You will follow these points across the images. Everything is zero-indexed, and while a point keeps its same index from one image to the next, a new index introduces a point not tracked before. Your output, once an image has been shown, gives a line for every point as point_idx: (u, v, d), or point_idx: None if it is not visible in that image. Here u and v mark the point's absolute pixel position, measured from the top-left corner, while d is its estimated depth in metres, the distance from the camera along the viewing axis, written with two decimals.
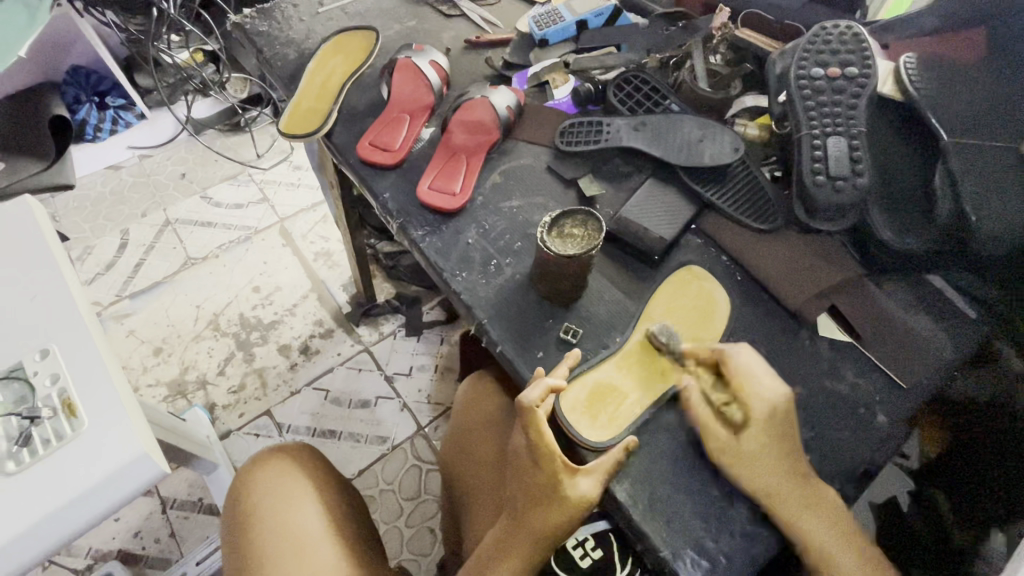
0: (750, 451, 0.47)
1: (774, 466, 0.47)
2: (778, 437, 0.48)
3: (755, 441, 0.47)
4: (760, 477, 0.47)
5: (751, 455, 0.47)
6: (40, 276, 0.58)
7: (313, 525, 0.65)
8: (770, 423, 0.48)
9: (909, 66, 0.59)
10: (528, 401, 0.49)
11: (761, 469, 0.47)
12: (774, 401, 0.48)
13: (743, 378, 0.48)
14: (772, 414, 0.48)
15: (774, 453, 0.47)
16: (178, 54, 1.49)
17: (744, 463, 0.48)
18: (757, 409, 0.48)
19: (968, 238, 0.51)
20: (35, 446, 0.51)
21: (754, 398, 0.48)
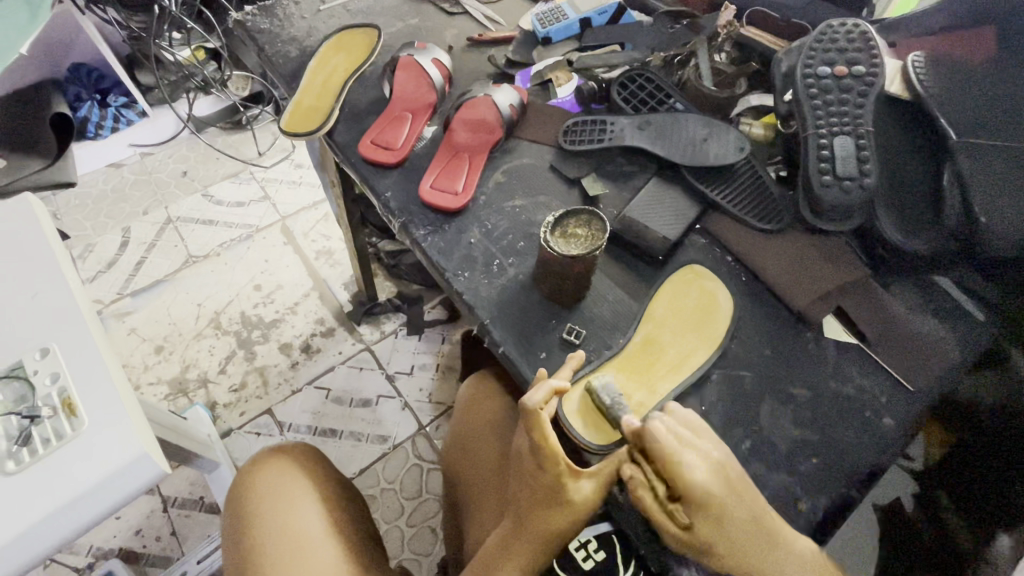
0: (705, 539, 0.42)
1: (735, 553, 0.42)
2: (728, 518, 0.42)
3: (705, 530, 0.42)
4: (733, 561, 0.42)
5: (707, 544, 0.42)
6: (41, 274, 0.58)
7: (314, 525, 0.65)
8: (710, 508, 0.41)
9: (918, 66, 0.58)
10: (533, 404, 0.48)
11: (722, 555, 0.42)
12: (703, 479, 0.41)
13: (668, 463, 0.42)
14: (708, 498, 0.41)
15: (729, 539, 0.42)
16: (179, 52, 1.46)
17: (707, 554, 0.42)
18: (693, 494, 0.41)
19: (975, 240, 0.50)
20: (35, 446, 0.50)
21: (684, 485, 0.41)
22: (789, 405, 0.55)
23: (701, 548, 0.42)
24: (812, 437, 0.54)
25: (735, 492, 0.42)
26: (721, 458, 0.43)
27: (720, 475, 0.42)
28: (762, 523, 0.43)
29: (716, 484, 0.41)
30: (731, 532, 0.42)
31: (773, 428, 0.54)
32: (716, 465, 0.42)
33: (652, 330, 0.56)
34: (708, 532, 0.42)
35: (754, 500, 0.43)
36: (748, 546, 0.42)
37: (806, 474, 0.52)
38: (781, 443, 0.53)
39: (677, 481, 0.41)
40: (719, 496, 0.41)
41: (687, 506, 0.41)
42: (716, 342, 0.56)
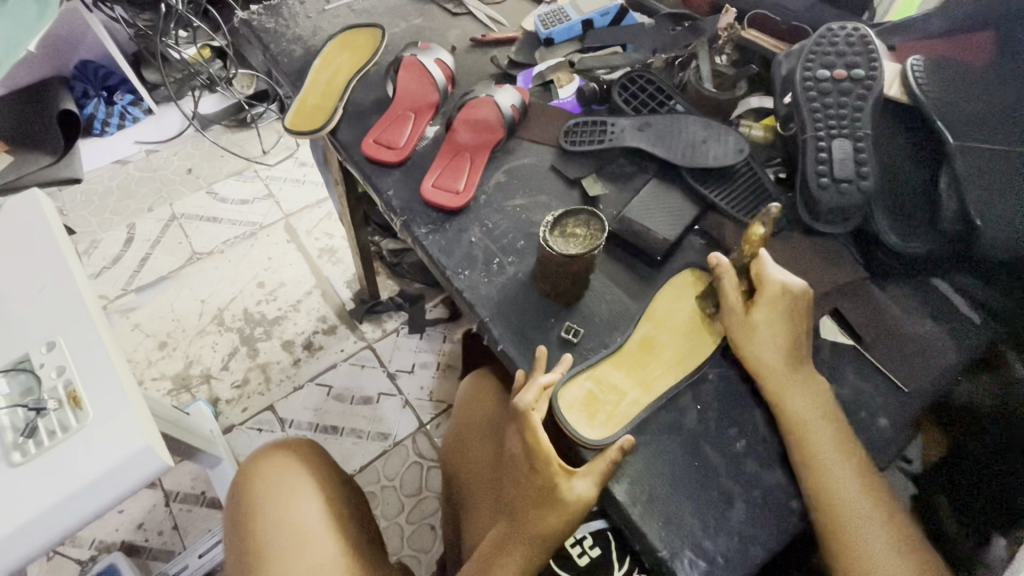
0: (757, 323, 0.53)
1: (772, 343, 0.53)
2: (785, 317, 0.53)
3: (764, 314, 0.53)
4: (764, 352, 0.53)
5: (756, 327, 0.53)
6: (50, 270, 0.60)
7: (314, 518, 0.66)
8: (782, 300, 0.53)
9: (916, 69, 0.58)
10: (524, 405, 0.50)
11: (767, 346, 0.53)
12: (787, 283, 0.54)
13: (761, 265, 0.55)
14: (783, 293, 0.54)
15: (781, 326, 0.53)
16: (186, 51, 1.49)
17: (755, 332, 0.53)
18: (771, 287, 0.54)
19: (973, 241, 0.50)
20: (41, 438, 0.52)
21: (769, 279, 0.54)
22: None
23: (754, 325, 0.53)
24: None
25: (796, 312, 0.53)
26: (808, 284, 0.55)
27: (806, 290, 0.54)
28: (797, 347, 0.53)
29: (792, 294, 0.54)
30: (785, 324, 0.53)
31: None
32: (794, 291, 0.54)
33: (655, 330, 0.56)
34: (764, 321, 0.53)
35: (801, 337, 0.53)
36: (786, 346, 0.53)
37: None
38: None
39: (763, 279, 0.54)
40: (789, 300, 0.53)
41: (763, 295, 0.54)
42: (717, 341, 0.56)
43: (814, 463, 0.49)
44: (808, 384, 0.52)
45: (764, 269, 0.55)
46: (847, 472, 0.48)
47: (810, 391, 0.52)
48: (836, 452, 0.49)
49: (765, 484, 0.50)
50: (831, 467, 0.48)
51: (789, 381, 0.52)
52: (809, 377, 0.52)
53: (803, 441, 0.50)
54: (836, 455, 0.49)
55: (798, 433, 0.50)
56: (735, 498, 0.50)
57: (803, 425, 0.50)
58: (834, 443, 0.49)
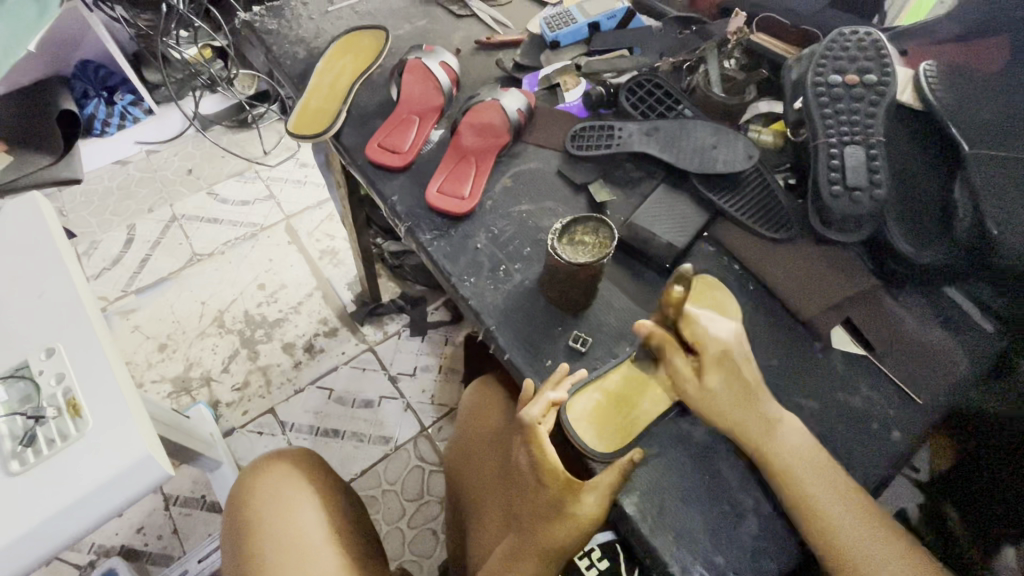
0: (712, 388, 0.49)
1: (731, 406, 0.49)
2: (736, 377, 0.50)
3: (717, 381, 0.50)
4: (728, 414, 0.49)
5: (713, 395, 0.49)
6: (49, 275, 0.59)
7: (314, 529, 0.65)
8: (725, 360, 0.50)
9: (929, 74, 0.58)
10: (530, 419, 0.49)
11: (733, 407, 0.49)
12: (723, 339, 0.51)
13: (694, 325, 0.51)
14: (726, 352, 0.50)
15: (737, 387, 0.50)
16: (186, 51, 1.46)
17: (714, 398, 0.49)
18: (712, 347, 0.50)
19: (988, 250, 0.48)
20: (40, 446, 0.51)
21: (706, 339, 0.51)
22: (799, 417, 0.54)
23: (713, 395, 0.49)
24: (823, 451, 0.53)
25: (744, 361, 0.51)
26: (739, 328, 0.53)
27: (740, 338, 0.52)
28: (755, 394, 0.50)
29: (736, 342, 0.51)
30: (739, 385, 0.50)
31: None
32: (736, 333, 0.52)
33: (626, 384, 0.53)
34: (718, 384, 0.50)
35: (753, 376, 0.51)
36: (744, 406, 0.49)
37: None
38: None
39: (702, 339, 0.50)
40: (738, 352, 0.51)
41: (704, 359, 0.50)
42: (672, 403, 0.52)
43: (812, 514, 0.45)
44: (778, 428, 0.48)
45: (700, 329, 0.51)
46: (846, 515, 0.44)
47: (790, 431, 0.49)
48: (829, 489, 0.46)
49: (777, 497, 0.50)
50: (829, 510, 0.45)
51: (763, 432, 0.48)
52: (778, 420, 0.49)
53: (789, 488, 0.46)
54: (828, 494, 0.45)
55: (783, 479, 0.47)
56: (746, 512, 0.49)
57: (786, 470, 0.47)
58: (822, 482, 0.46)
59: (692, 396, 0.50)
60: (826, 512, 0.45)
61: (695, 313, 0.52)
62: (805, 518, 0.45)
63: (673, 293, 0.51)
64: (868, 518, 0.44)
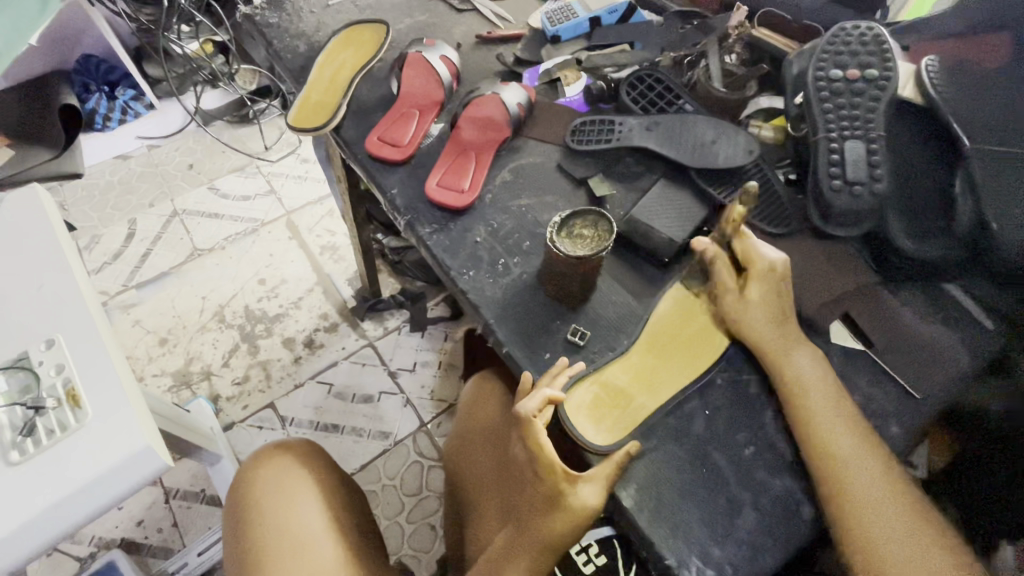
0: (751, 299, 0.55)
1: (762, 324, 0.54)
2: (776, 296, 0.55)
3: (756, 293, 0.55)
4: (757, 327, 0.54)
5: (751, 306, 0.54)
6: (48, 267, 0.59)
7: (314, 523, 0.65)
8: (771, 279, 0.55)
9: (931, 69, 0.57)
10: (527, 413, 0.49)
11: (764, 322, 0.54)
12: (773, 259, 0.56)
13: (747, 244, 0.57)
14: (772, 271, 0.55)
15: (774, 305, 0.54)
16: (188, 45, 1.48)
17: (755, 310, 0.54)
18: (761, 264, 0.55)
19: (987, 244, 0.48)
20: (39, 437, 0.51)
21: (757, 257, 0.56)
22: None
23: (750, 306, 0.54)
24: None
25: (786, 288, 0.55)
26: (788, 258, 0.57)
27: (788, 267, 0.55)
28: (787, 318, 0.54)
29: (782, 267, 0.55)
30: (778, 305, 0.54)
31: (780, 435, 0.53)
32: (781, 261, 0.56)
33: (669, 308, 0.56)
34: (759, 295, 0.55)
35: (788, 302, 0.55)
36: (777, 324, 0.54)
37: None
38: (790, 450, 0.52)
39: (751, 257, 0.56)
40: (782, 275, 0.55)
41: (751, 274, 0.55)
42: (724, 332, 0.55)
43: (811, 429, 0.49)
44: (805, 349, 0.53)
45: (751, 248, 0.56)
46: (849, 446, 0.48)
47: (810, 359, 0.53)
48: (829, 407, 0.50)
49: (774, 491, 0.50)
50: (827, 426, 0.49)
51: (783, 348, 0.53)
52: (798, 344, 0.54)
53: (797, 402, 0.51)
54: (828, 409, 0.50)
55: (793, 393, 0.51)
56: (743, 506, 0.49)
57: (801, 385, 0.51)
58: (825, 400, 0.51)
59: (731, 306, 0.55)
60: (822, 425, 0.49)
61: (749, 235, 0.57)
62: (817, 450, 0.48)
63: (732, 211, 0.56)
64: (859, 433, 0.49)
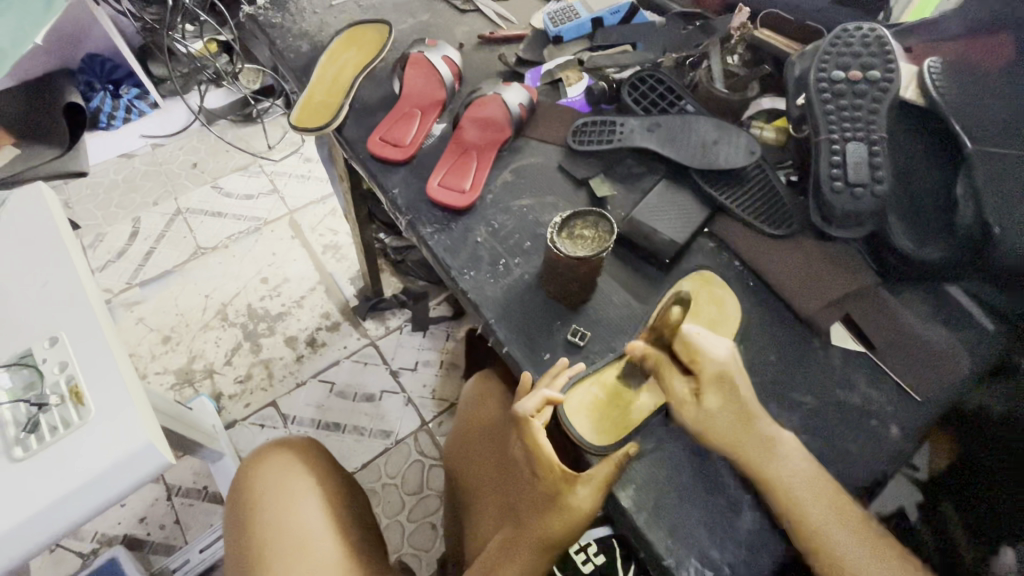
0: (710, 408, 0.49)
1: (726, 427, 0.49)
2: (731, 396, 0.50)
3: (712, 400, 0.50)
4: (720, 432, 0.49)
5: (712, 414, 0.49)
6: (53, 265, 0.59)
7: (314, 521, 0.65)
8: (720, 380, 0.50)
9: (933, 71, 0.57)
10: (523, 413, 0.49)
11: (729, 424, 0.49)
12: (722, 358, 0.51)
13: (691, 344, 0.51)
14: (722, 372, 0.50)
15: (735, 406, 0.50)
16: (192, 45, 1.50)
17: (716, 417, 0.49)
18: (709, 366, 0.50)
19: (989, 247, 0.48)
20: (43, 433, 0.51)
21: (705, 359, 0.51)
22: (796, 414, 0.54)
23: (709, 415, 0.49)
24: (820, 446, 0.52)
25: (741, 383, 0.51)
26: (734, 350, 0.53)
27: (735, 359, 0.52)
28: (750, 417, 0.49)
29: (732, 363, 0.52)
30: (737, 404, 0.50)
31: None
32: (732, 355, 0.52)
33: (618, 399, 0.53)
34: (715, 404, 0.50)
35: (748, 397, 0.51)
36: (743, 426, 0.49)
37: None
38: None
39: (701, 359, 0.51)
40: (733, 374, 0.51)
41: (701, 378, 0.50)
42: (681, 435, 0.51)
43: (811, 535, 0.44)
44: (778, 446, 0.48)
45: (697, 347, 0.51)
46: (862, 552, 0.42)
47: (791, 457, 0.48)
48: (824, 505, 0.45)
49: None
50: (825, 528, 0.43)
51: (759, 450, 0.48)
52: (777, 442, 0.48)
53: (792, 511, 0.45)
54: (825, 511, 0.44)
55: (783, 496, 0.46)
56: (742, 507, 0.49)
57: (788, 490, 0.46)
58: (815, 496, 0.45)
59: (689, 416, 0.49)
60: (824, 534, 0.43)
61: (691, 333, 0.52)
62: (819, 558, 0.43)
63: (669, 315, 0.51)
64: (861, 530, 0.43)
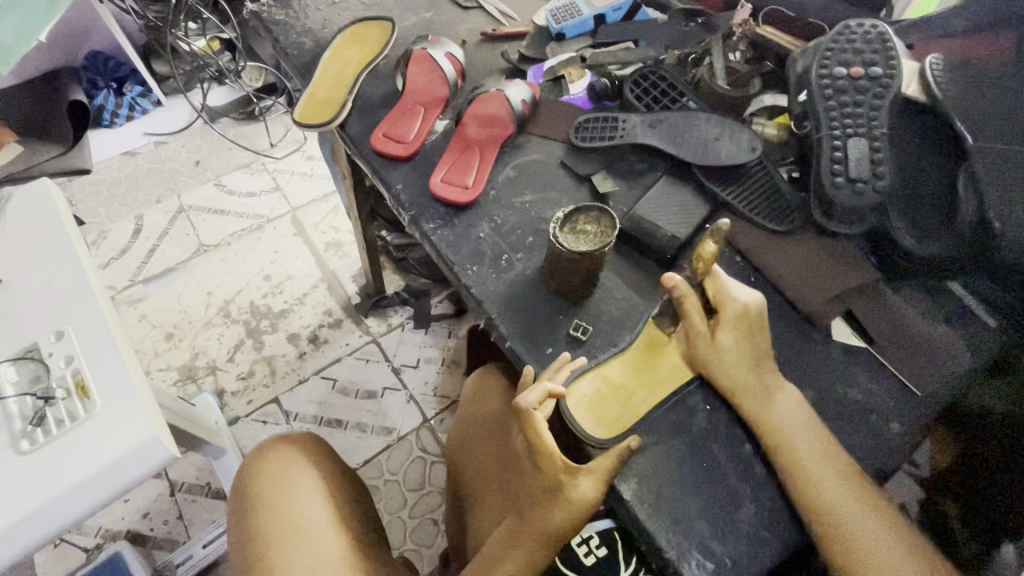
0: (724, 344, 0.52)
1: (735, 366, 0.52)
2: (748, 337, 0.52)
3: (728, 339, 0.52)
4: (730, 371, 0.52)
5: (726, 351, 0.52)
6: (59, 260, 0.60)
7: (317, 514, 0.66)
8: (743, 321, 0.52)
9: (935, 67, 0.58)
10: (526, 405, 0.49)
11: (738, 364, 0.52)
12: (749, 302, 0.52)
13: (719, 286, 0.53)
14: (745, 313, 0.52)
15: (749, 346, 0.52)
16: (195, 43, 1.51)
17: (728, 356, 0.52)
18: (732, 308, 0.52)
19: (989, 244, 0.49)
20: (49, 426, 0.52)
21: (730, 301, 0.52)
22: None
23: (722, 352, 0.52)
24: None
25: (760, 328, 0.52)
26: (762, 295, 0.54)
27: (763, 305, 0.52)
28: (762, 360, 0.52)
29: (756, 309, 0.52)
30: (751, 345, 0.52)
31: None
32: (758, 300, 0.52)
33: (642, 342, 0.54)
34: (730, 342, 0.52)
35: (762, 343, 0.52)
36: (751, 366, 0.52)
37: None
38: None
39: (723, 300, 0.53)
40: (756, 317, 0.52)
41: (722, 319, 0.52)
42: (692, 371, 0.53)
43: (797, 467, 0.48)
44: (779, 391, 0.51)
45: (722, 290, 0.53)
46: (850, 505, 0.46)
47: (789, 399, 0.51)
48: (813, 445, 0.49)
49: (773, 487, 0.50)
50: (812, 472, 0.48)
51: (761, 392, 0.51)
52: (778, 387, 0.51)
53: (778, 448, 0.49)
54: (815, 453, 0.49)
55: (776, 440, 0.49)
56: (742, 501, 0.49)
57: (780, 432, 0.50)
58: (808, 440, 0.49)
59: (703, 351, 0.52)
60: (809, 472, 0.48)
61: (721, 276, 0.53)
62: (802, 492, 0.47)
63: (705, 249, 0.49)
64: (848, 474, 0.48)
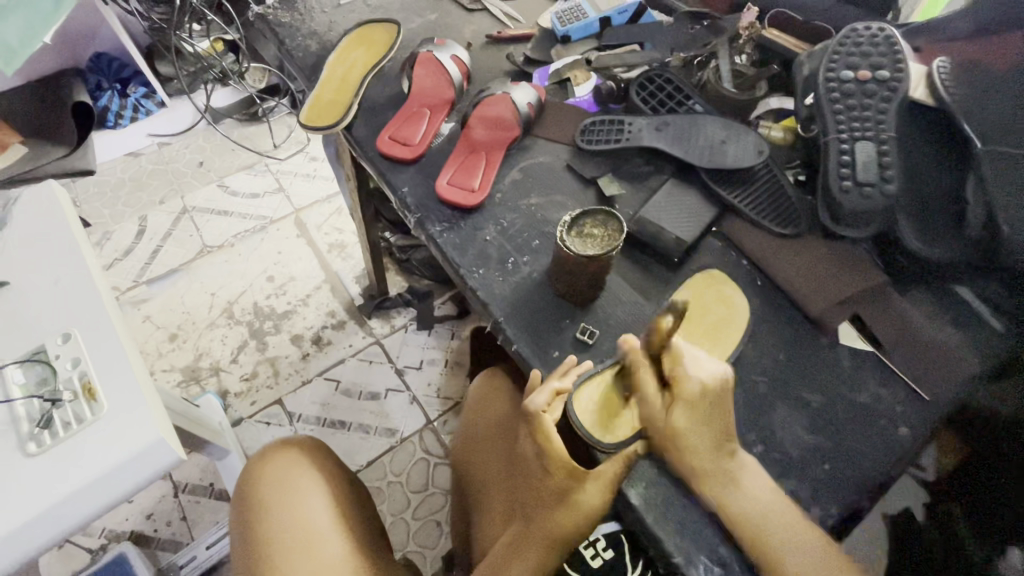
0: (677, 425, 0.47)
1: (688, 446, 0.47)
2: (706, 418, 0.47)
3: (682, 420, 0.47)
4: (688, 453, 0.47)
5: (680, 432, 0.47)
6: (67, 263, 0.60)
7: (321, 518, 0.66)
8: (698, 401, 0.47)
9: (942, 71, 0.57)
10: (535, 406, 0.50)
11: (697, 445, 0.47)
12: (706, 380, 0.48)
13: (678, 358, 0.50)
14: (703, 393, 0.48)
15: (707, 426, 0.47)
16: (199, 44, 1.50)
17: (682, 438, 0.47)
18: (689, 386, 0.48)
19: (998, 247, 0.49)
20: (56, 429, 0.52)
21: (686, 377, 0.48)
22: (803, 412, 0.54)
23: (675, 433, 0.47)
24: (826, 443, 0.53)
25: (719, 407, 0.48)
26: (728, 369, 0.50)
27: (725, 382, 0.48)
28: (726, 440, 0.48)
29: (716, 386, 0.48)
30: (709, 423, 0.47)
31: (785, 433, 0.53)
32: (720, 377, 0.48)
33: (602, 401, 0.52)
34: (685, 423, 0.47)
35: (728, 419, 0.48)
36: (710, 449, 0.47)
37: (819, 479, 0.51)
38: (794, 449, 0.52)
39: (679, 375, 0.48)
40: (716, 395, 0.48)
41: (677, 395, 0.48)
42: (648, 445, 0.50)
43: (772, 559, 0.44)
44: (745, 471, 0.48)
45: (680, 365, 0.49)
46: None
47: (757, 479, 0.48)
48: (785, 533, 0.45)
49: None
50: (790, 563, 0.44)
51: (719, 479, 0.47)
52: (742, 469, 0.48)
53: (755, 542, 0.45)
54: (790, 543, 0.45)
55: (750, 534, 0.45)
56: None
57: (750, 524, 0.46)
58: (781, 529, 0.45)
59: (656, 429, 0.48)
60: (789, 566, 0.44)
61: (679, 347, 0.50)
62: None
63: (664, 322, 0.50)
64: (831, 562, 0.44)
